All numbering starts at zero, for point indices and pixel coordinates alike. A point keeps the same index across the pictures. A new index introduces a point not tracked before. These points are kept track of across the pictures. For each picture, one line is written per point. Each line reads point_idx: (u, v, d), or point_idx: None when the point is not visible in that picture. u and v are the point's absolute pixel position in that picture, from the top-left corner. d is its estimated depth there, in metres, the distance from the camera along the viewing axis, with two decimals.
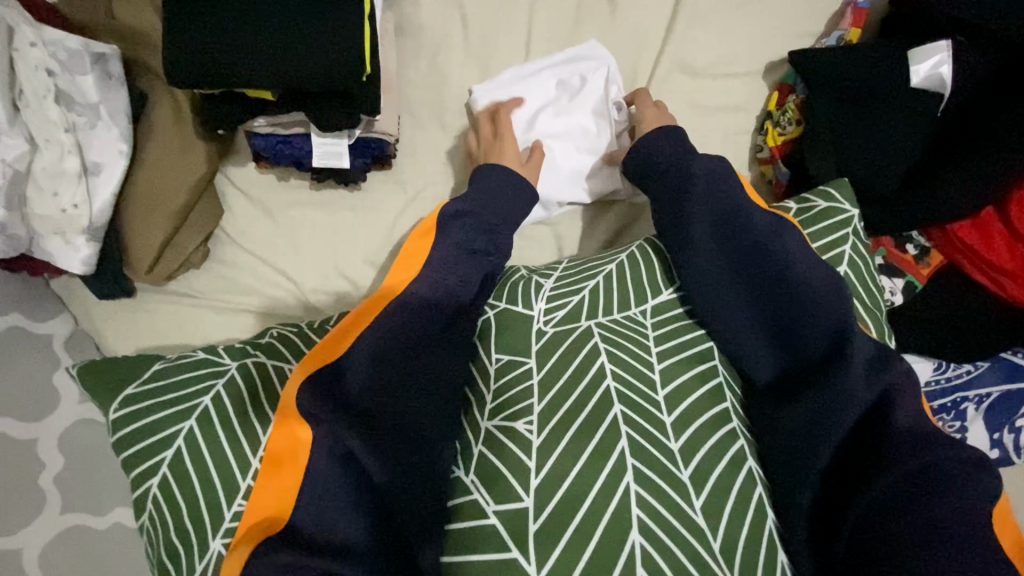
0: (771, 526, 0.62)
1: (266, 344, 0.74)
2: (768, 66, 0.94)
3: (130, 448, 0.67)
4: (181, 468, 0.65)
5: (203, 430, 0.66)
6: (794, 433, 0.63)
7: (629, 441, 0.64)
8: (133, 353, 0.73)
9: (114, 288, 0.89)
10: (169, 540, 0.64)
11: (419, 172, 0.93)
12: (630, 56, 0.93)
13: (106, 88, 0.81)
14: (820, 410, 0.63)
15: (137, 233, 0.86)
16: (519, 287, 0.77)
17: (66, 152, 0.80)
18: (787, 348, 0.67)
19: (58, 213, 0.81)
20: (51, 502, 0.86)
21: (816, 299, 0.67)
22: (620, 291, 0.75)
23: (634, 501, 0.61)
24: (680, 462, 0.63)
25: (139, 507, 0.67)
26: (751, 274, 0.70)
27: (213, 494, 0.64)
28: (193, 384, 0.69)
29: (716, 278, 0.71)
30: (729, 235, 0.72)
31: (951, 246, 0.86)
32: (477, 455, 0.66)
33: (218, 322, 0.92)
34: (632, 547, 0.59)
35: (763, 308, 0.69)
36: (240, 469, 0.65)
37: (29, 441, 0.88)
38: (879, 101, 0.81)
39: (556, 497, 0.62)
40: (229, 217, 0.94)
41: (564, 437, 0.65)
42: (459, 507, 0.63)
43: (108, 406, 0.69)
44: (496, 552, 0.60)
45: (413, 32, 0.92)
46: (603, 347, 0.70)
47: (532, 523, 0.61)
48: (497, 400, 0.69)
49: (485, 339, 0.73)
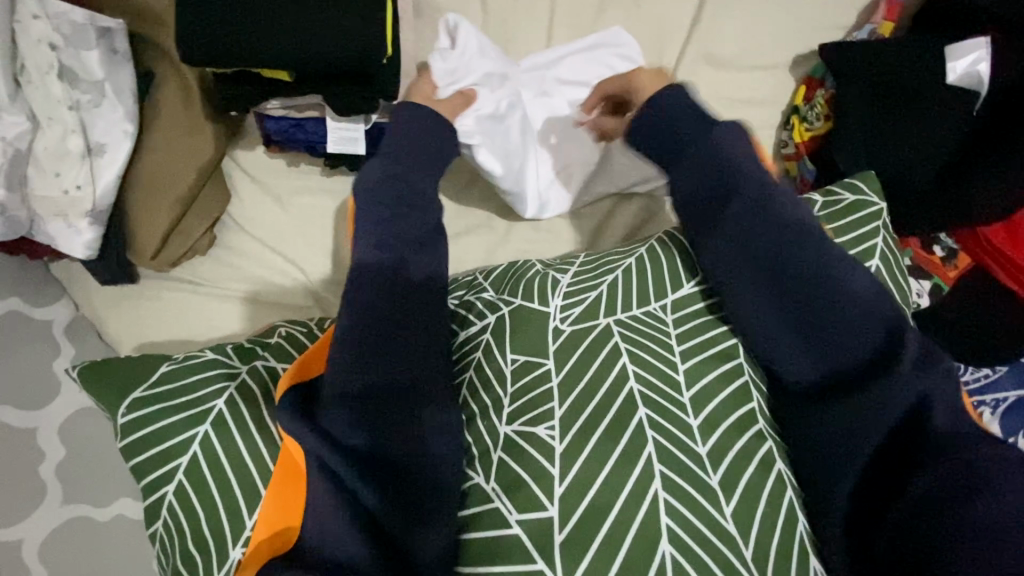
0: (802, 531, 0.61)
1: (274, 346, 0.72)
2: (795, 60, 0.91)
3: (141, 454, 0.64)
4: (196, 474, 0.63)
5: (219, 434, 0.64)
6: (823, 435, 0.62)
7: (655, 447, 0.62)
8: (130, 354, 0.70)
9: (117, 274, 0.86)
10: (186, 550, 0.62)
11: None
12: (654, 44, 0.91)
13: (111, 65, 0.77)
14: (859, 418, 0.60)
15: (144, 223, 0.83)
16: (534, 283, 0.75)
17: (69, 131, 0.76)
18: (825, 351, 0.62)
19: (59, 195, 0.78)
20: (53, 493, 0.84)
21: (852, 294, 0.62)
22: (639, 288, 0.72)
23: (663, 508, 0.60)
24: (709, 467, 0.62)
25: (152, 515, 0.64)
26: (785, 280, 0.64)
27: (233, 500, 0.62)
28: (203, 387, 0.66)
29: (752, 279, 0.65)
30: (762, 237, 0.66)
31: (978, 246, 0.85)
32: (497, 463, 0.64)
33: (224, 311, 0.89)
34: (662, 558, 0.58)
35: (800, 315, 0.63)
36: (260, 476, 0.63)
37: (29, 430, 0.85)
38: (912, 102, 0.79)
39: (583, 504, 0.60)
40: (237, 203, 0.91)
41: (590, 439, 0.63)
42: (475, 516, 0.62)
43: (114, 410, 0.66)
44: (519, 563, 0.59)
45: (432, 14, 0.89)
46: (624, 347, 0.68)
47: (558, 533, 0.59)
48: (514, 406, 0.66)
49: (499, 338, 0.71)
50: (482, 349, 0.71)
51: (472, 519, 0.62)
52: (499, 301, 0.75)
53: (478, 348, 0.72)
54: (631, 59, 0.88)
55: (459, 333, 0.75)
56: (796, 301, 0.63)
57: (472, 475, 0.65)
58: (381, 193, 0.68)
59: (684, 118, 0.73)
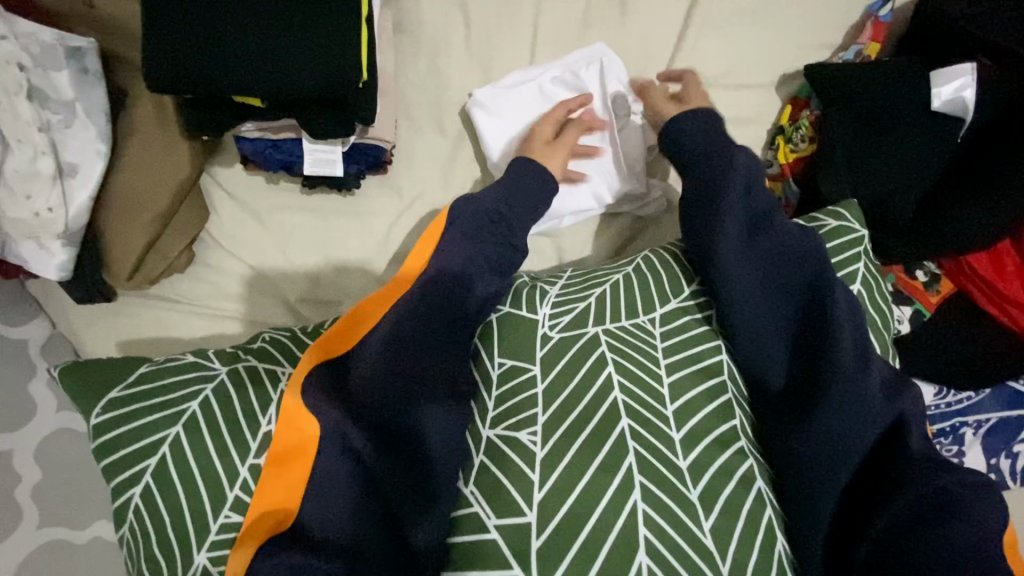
0: (781, 549, 0.61)
1: (256, 350, 0.71)
2: (782, 78, 0.90)
3: (111, 455, 0.63)
4: (163, 478, 0.62)
5: (191, 436, 0.63)
6: (815, 445, 0.62)
7: (636, 458, 0.63)
8: (116, 354, 0.69)
9: (93, 293, 0.85)
10: (151, 554, 0.61)
11: (417, 179, 0.90)
12: (639, 62, 0.89)
13: (82, 84, 0.76)
14: (854, 423, 0.62)
15: (118, 233, 0.82)
16: (524, 292, 0.74)
17: (38, 153, 0.75)
18: (807, 362, 0.66)
19: (30, 218, 0.76)
20: (30, 516, 0.83)
21: (843, 313, 0.67)
22: (628, 300, 0.72)
23: (641, 519, 0.60)
24: (688, 481, 0.62)
25: (119, 518, 0.63)
26: (782, 293, 0.69)
27: (200, 502, 0.61)
28: (180, 389, 0.65)
29: (754, 289, 0.69)
30: (762, 248, 0.70)
31: (960, 274, 0.85)
32: (478, 467, 0.65)
33: (204, 329, 0.88)
34: (639, 568, 0.59)
35: (794, 327, 0.68)
36: (227, 479, 0.62)
37: (5, 452, 0.84)
38: (890, 132, 0.78)
39: (561, 511, 0.61)
40: (216, 220, 0.89)
41: (573, 444, 0.64)
42: (459, 519, 0.63)
43: (89, 411, 0.65)
44: (497, 568, 0.59)
45: (413, 31, 0.87)
46: (610, 357, 0.68)
47: (535, 539, 0.60)
48: (500, 408, 0.67)
49: (488, 343, 0.71)
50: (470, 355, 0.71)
51: (460, 521, 0.63)
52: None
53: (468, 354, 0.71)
54: (614, 79, 0.86)
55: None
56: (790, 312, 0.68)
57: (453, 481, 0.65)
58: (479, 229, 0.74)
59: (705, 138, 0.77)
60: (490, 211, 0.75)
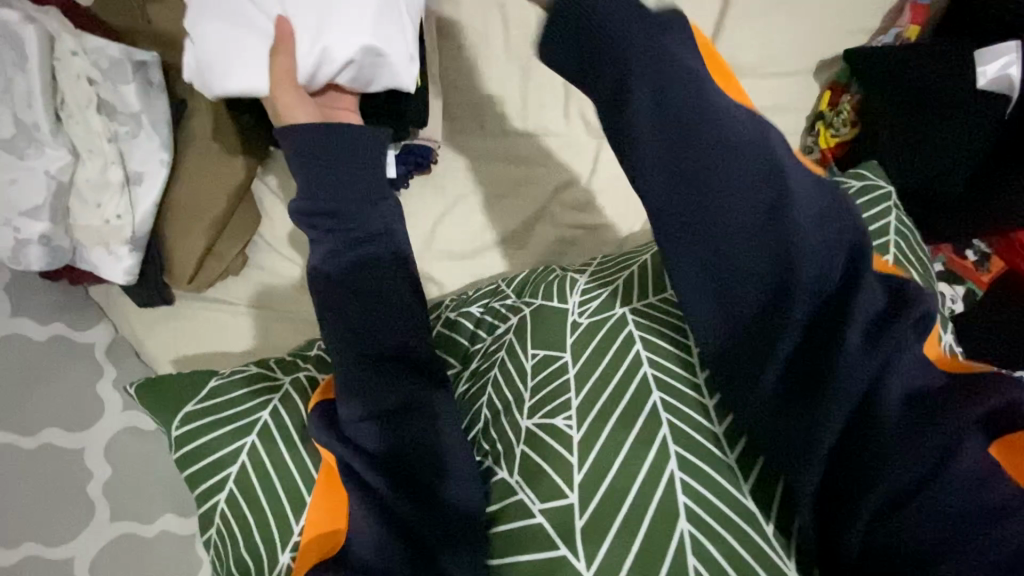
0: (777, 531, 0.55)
1: (314, 356, 0.74)
2: (820, 64, 0.91)
3: (193, 464, 0.66)
4: (244, 483, 0.64)
5: (265, 444, 0.65)
6: (789, 431, 0.50)
7: (670, 428, 0.60)
8: (184, 371, 0.72)
9: (155, 294, 0.89)
10: (238, 554, 0.63)
11: (460, 177, 0.93)
12: None
13: (147, 97, 0.79)
14: (796, 380, 0.50)
15: (178, 241, 0.85)
16: (554, 284, 0.77)
17: (109, 163, 0.79)
18: (735, 292, 0.50)
19: (102, 225, 0.81)
20: (101, 511, 0.86)
21: (735, 211, 0.49)
22: (656, 277, 0.71)
23: (679, 488, 0.58)
24: (725, 446, 0.59)
25: (205, 523, 0.66)
26: (730, 248, 0.50)
27: (280, 507, 0.63)
28: (249, 399, 0.68)
29: (694, 258, 0.51)
30: (681, 172, 0.49)
31: (1014, 253, 0.82)
32: (520, 456, 0.64)
33: (261, 328, 0.92)
34: (682, 536, 0.56)
35: (733, 260, 0.50)
36: (304, 482, 0.64)
37: (76, 450, 0.88)
38: (946, 108, 0.78)
39: (600, 492, 0.59)
40: (268, 224, 0.93)
41: (605, 426, 0.62)
42: (505, 507, 0.63)
43: (167, 423, 0.68)
44: (545, 551, 0.59)
45: (453, 32, 0.90)
46: (638, 335, 0.66)
47: (579, 519, 0.59)
48: (535, 397, 0.67)
49: (521, 336, 0.73)
50: (506, 346, 0.74)
51: (506, 508, 0.63)
52: (520, 304, 0.78)
53: (503, 347, 0.74)
54: None
55: (469, 347, 0.80)
56: (738, 268, 0.50)
57: (498, 471, 0.66)
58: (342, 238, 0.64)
59: (632, 24, 0.48)
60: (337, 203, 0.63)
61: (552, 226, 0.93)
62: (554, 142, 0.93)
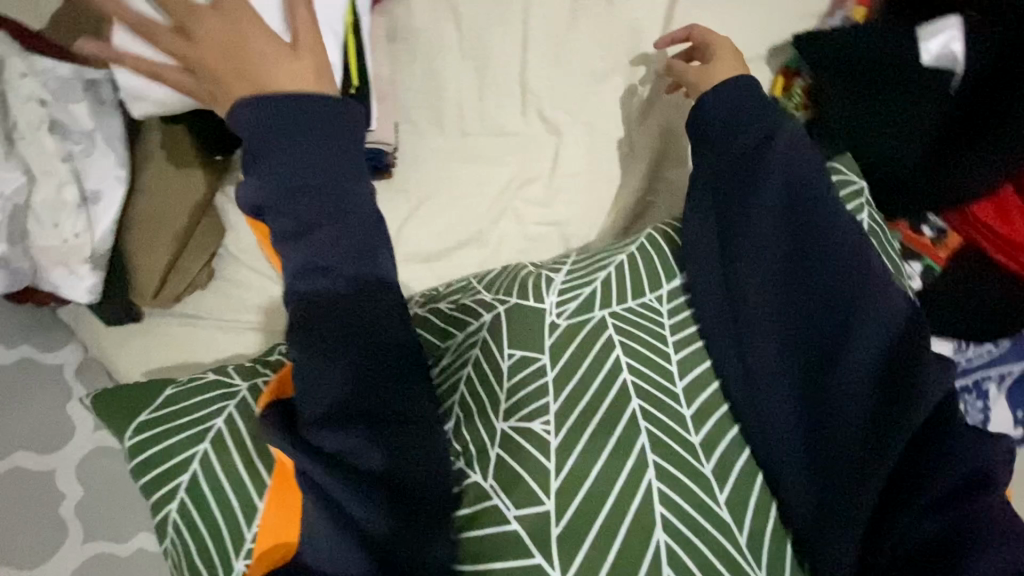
0: (775, 515, 0.66)
1: (274, 363, 0.74)
2: (771, 51, 0.92)
3: (146, 474, 0.66)
4: (198, 492, 0.65)
5: (218, 453, 0.66)
6: (854, 423, 0.64)
7: (648, 437, 0.66)
8: (127, 383, 0.71)
9: (122, 314, 0.90)
10: (192, 563, 0.64)
11: (421, 180, 0.93)
12: (629, 46, 0.92)
13: (100, 115, 0.79)
14: (878, 387, 0.64)
15: (141, 258, 0.86)
16: (529, 283, 0.76)
17: (63, 182, 0.79)
18: (824, 314, 0.67)
19: (60, 244, 0.80)
20: (74, 532, 0.87)
21: (829, 255, 0.69)
22: (634, 281, 0.74)
23: (656, 499, 0.64)
24: (701, 455, 0.67)
25: (160, 533, 0.66)
26: (811, 285, 0.69)
27: (234, 515, 0.64)
28: (205, 407, 0.68)
29: (787, 283, 0.70)
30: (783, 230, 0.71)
31: (969, 226, 0.84)
32: (495, 460, 0.67)
33: (234, 339, 0.93)
34: (657, 546, 0.62)
35: (822, 293, 0.68)
36: (257, 489, 0.65)
37: (47, 472, 0.88)
38: (879, 84, 0.79)
39: (577, 498, 0.64)
40: (233, 237, 0.93)
41: (581, 436, 0.67)
42: (476, 513, 0.65)
43: (121, 433, 0.68)
44: (519, 556, 0.63)
45: (405, 36, 0.90)
46: (617, 340, 0.70)
47: (554, 526, 0.63)
48: (510, 401, 0.69)
49: (496, 336, 0.72)
50: (480, 346, 0.72)
51: (477, 514, 0.65)
52: (493, 301, 0.76)
53: (476, 345, 0.73)
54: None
55: (440, 344, 0.76)
56: (822, 294, 0.68)
57: (470, 474, 0.67)
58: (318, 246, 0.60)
59: (747, 102, 0.76)
60: (293, 204, 0.60)
61: (515, 223, 0.94)
62: (515, 141, 0.94)
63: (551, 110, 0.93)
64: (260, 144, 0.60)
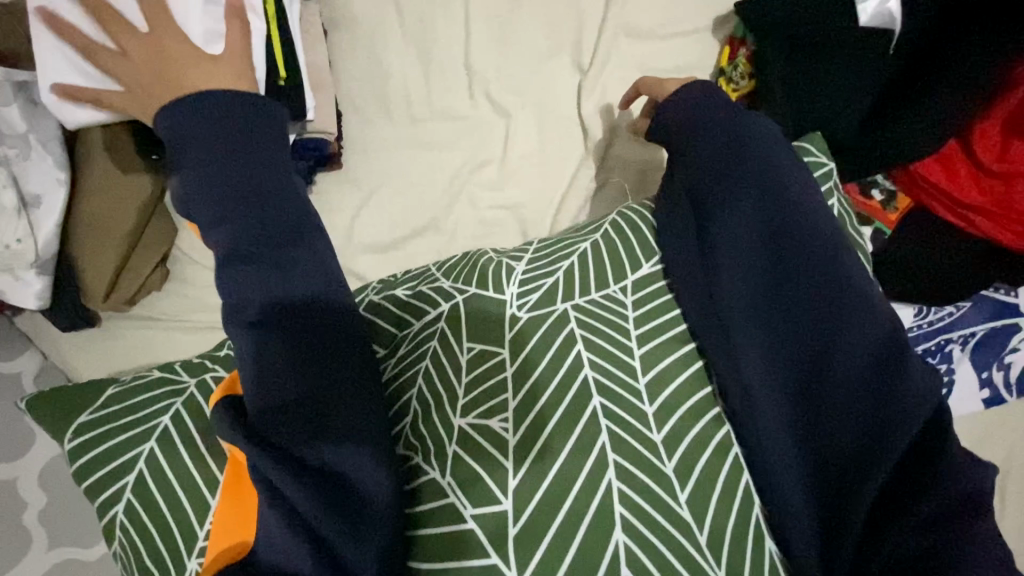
0: (756, 514, 0.62)
1: (223, 357, 0.73)
2: (718, 20, 0.94)
3: (91, 475, 0.65)
4: (144, 493, 0.64)
5: (166, 452, 0.65)
6: (844, 440, 0.60)
7: (609, 436, 0.61)
8: (84, 381, 0.72)
9: (77, 318, 0.88)
10: (144, 565, 0.63)
11: (371, 169, 0.92)
12: (572, 24, 0.93)
13: (34, 117, 0.78)
14: (869, 403, 0.60)
15: (89, 260, 0.85)
16: (491, 271, 0.72)
17: (2, 186, 0.78)
18: (810, 325, 0.62)
19: (1, 250, 0.79)
20: (39, 539, 0.87)
21: (812, 263, 0.64)
22: (596, 270, 0.71)
23: (615, 497, 0.60)
24: (663, 454, 0.61)
25: (109, 536, 0.65)
26: (797, 293, 0.63)
27: (184, 513, 0.63)
28: (149, 406, 0.67)
29: (772, 292, 0.64)
30: (769, 232, 0.66)
31: (916, 187, 0.85)
32: (452, 458, 0.62)
33: (192, 341, 0.92)
34: (616, 546, 0.58)
35: (808, 304, 0.63)
36: (208, 487, 0.64)
37: (10, 481, 0.88)
38: (817, 52, 0.80)
39: (538, 493, 0.60)
40: (184, 236, 0.93)
41: (543, 432, 0.62)
42: (433, 511, 0.61)
43: (63, 438, 0.67)
44: (475, 558, 0.58)
45: (347, 24, 0.91)
46: (579, 334, 0.66)
47: (512, 526, 0.59)
48: (468, 396, 0.64)
49: (455, 330, 0.69)
50: (438, 337, 0.69)
51: (434, 512, 0.61)
52: (452, 290, 0.72)
53: (435, 336, 0.69)
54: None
55: (397, 332, 0.73)
56: (807, 306, 0.63)
57: (427, 471, 0.63)
58: (251, 245, 0.59)
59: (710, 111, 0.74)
60: (213, 199, 0.59)
61: (469, 208, 0.92)
62: (463, 124, 0.93)
63: (498, 91, 0.93)
64: (182, 145, 0.60)
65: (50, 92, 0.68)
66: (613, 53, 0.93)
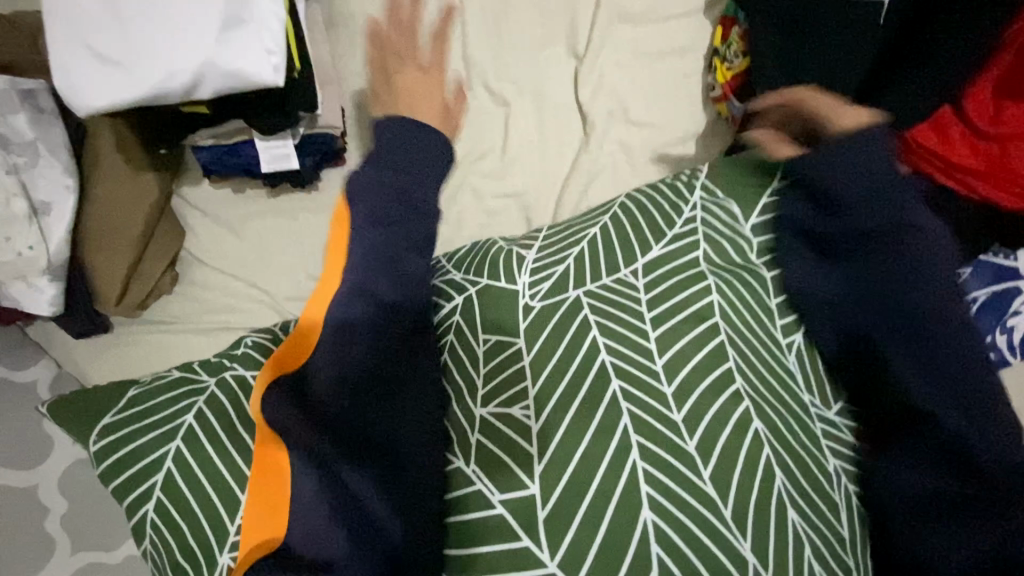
0: (779, 484, 0.59)
1: (241, 355, 0.72)
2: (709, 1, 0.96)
3: (120, 476, 0.66)
4: (173, 491, 0.64)
5: (190, 448, 0.65)
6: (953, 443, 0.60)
7: (631, 417, 0.60)
8: (102, 386, 0.73)
9: (90, 324, 0.89)
10: (176, 562, 0.63)
11: None
12: (565, 13, 0.96)
13: (40, 124, 0.80)
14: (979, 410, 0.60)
15: (100, 265, 0.85)
16: (500, 261, 0.73)
17: (11, 195, 0.78)
18: (920, 334, 0.63)
19: (13, 258, 0.79)
20: (61, 545, 0.87)
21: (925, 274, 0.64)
22: (604, 256, 0.70)
23: (642, 479, 0.58)
24: (684, 433, 0.59)
25: (139, 535, 0.65)
26: (908, 306, 0.64)
27: (215, 512, 0.62)
28: (173, 405, 0.68)
29: (884, 301, 0.65)
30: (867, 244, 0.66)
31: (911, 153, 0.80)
32: (476, 445, 0.63)
33: (201, 343, 0.92)
34: (644, 525, 0.56)
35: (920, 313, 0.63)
36: (237, 481, 0.63)
37: (29, 489, 0.88)
38: (803, 24, 0.82)
39: (563, 479, 0.58)
40: (192, 238, 0.93)
41: (566, 416, 0.61)
42: (461, 498, 0.61)
43: (88, 441, 0.68)
44: (505, 542, 0.58)
45: (345, 23, 0.94)
46: (594, 320, 0.65)
47: (541, 510, 0.58)
48: (488, 386, 0.65)
49: (469, 319, 0.69)
50: (454, 331, 0.70)
51: (461, 500, 0.61)
52: (464, 282, 0.73)
53: (450, 331, 0.70)
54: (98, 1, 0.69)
55: None
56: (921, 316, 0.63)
57: (452, 459, 0.64)
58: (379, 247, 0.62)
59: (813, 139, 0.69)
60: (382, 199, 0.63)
61: (473, 198, 0.93)
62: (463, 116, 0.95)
63: (496, 81, 0.94)
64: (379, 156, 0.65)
65: (61, 78, 0.69)
66: (608, 38, 0.95)
